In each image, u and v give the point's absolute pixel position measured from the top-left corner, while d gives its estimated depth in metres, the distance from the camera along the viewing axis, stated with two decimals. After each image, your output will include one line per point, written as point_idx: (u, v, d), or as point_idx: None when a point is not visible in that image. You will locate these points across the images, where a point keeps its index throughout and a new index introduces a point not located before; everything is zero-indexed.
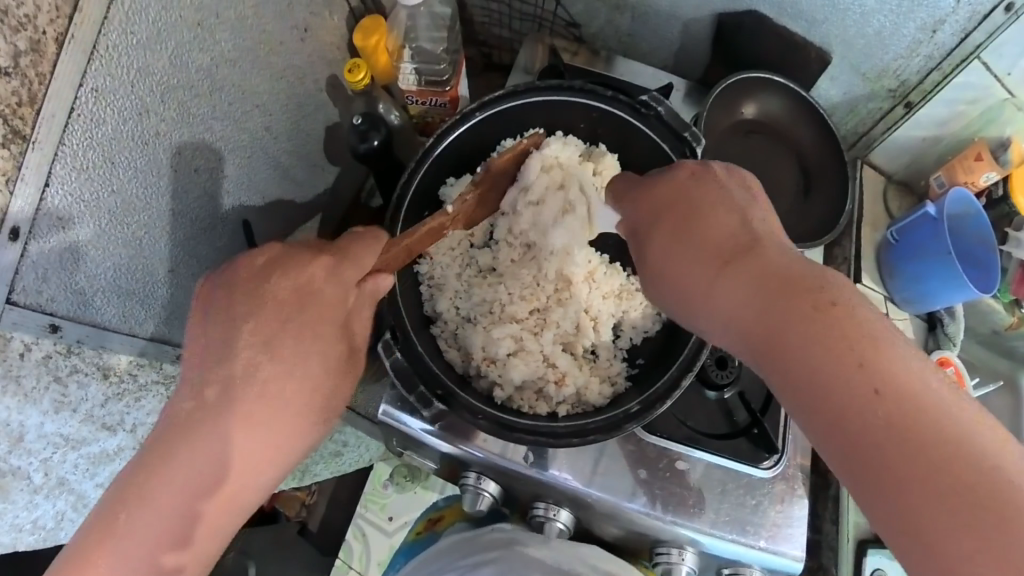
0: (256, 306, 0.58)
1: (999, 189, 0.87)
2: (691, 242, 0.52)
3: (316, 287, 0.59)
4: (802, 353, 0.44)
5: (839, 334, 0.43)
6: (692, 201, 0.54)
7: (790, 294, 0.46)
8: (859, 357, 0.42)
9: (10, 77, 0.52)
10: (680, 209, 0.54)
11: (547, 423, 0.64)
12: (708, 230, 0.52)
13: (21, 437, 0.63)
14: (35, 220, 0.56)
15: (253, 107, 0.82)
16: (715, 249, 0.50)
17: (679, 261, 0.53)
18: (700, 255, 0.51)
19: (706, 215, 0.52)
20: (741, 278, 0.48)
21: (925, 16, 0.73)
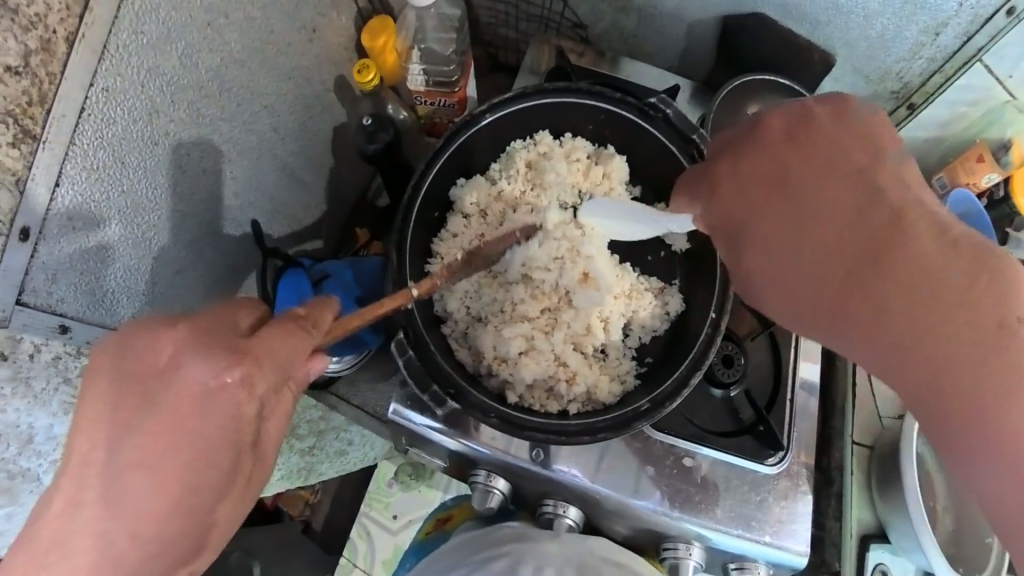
0: (153, 402, 0.45)
1: (1000, 191, 0.88)
2: (811, 221, 0.48)
3: (220, 400, 0.46)
4: (952, 327, 0.42)
5: (973, 300, 0.42)
6: (820, 155, 0.50)
7: (930, 266, 0.43)
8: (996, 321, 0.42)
9: (20, 76, 0.51)
10: (805, 161, 0.50)
11: (558, 421, 0.64)
12: (830, 202, 0.48)
13: (30, 438, 0.63)
14: (46, 220, 0.55)
15: (261, 108, 0.82)
16: (841, 223, 0.47)
17: (795, 239, 0.49)
18: (820, 234, 0.48)
19: (822, 185, 0.48)
20: (870, 259, 0.45)
21: (928, 19, 0.74)
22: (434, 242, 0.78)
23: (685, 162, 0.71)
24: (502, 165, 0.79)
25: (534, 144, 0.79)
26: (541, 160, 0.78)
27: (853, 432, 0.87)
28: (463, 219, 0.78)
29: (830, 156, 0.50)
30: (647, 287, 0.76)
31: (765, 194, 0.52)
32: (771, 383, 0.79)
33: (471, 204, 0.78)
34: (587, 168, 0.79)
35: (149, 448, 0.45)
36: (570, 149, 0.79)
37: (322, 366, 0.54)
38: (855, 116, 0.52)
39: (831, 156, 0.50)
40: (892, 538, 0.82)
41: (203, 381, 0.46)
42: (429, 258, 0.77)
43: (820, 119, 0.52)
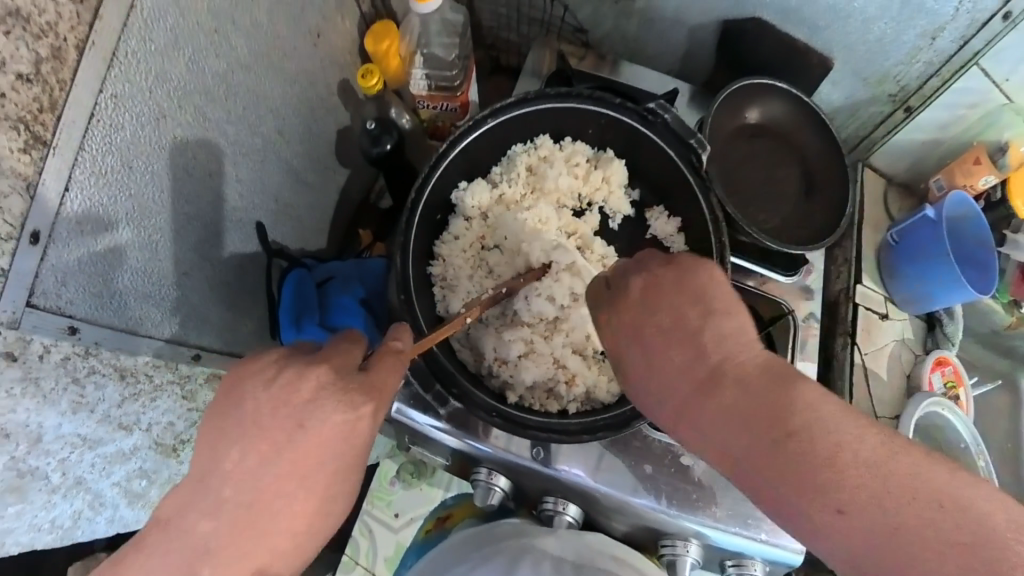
0: (298, 428, 0.51)
1: (998, 193, 0.89)
2: (656, 370, 0.52)
3: (357, 431, 0.52)
4: (783, 471, 0.44)
5: (790, 443, 0.45)
6: (674, 306, 0.53)
7: (754, 416, 0.46)
8: (821, 459, 0.43)
9: (32, 83, 0.52)
10: (664, 311, 0.53)
11: (558, 421, 0.65)
12: (664, 353, 0.52)
13: (39, 438, 0.64)
14: (55, 225, 0.56)
15: (267, 112, 0.83)
16: (681, 375, 0.51)
17: (651, 374, 0.53)
18: (665, 383, 0.52)
19: (661, 337, 0.52)
20: (706, 403, 0.49)
21: (925, 23, 0.75)
22: (436, 244, 0.79)
23: (683, 166, 0.72)
24: (504, 169, 0.80)
25: (535, 148, 0.80)
26: (542, 164, 0.79)
27: None
28: (465, 222, 0.79)
29: (668, 308, 0.53)
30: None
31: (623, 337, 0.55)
32: None
33: (473, 207, 0.78)
34: (587, 172, 0.80)
35: (287, 468, 0.51)
36: (570, 153, 0.80)
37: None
38: (692, 271, 0.54)
39: (671, 307, 0.53)
40: None
41: (341, 415, 0.51)
42: (432, 260, 0.79)
43: (666, 269, 0.55)
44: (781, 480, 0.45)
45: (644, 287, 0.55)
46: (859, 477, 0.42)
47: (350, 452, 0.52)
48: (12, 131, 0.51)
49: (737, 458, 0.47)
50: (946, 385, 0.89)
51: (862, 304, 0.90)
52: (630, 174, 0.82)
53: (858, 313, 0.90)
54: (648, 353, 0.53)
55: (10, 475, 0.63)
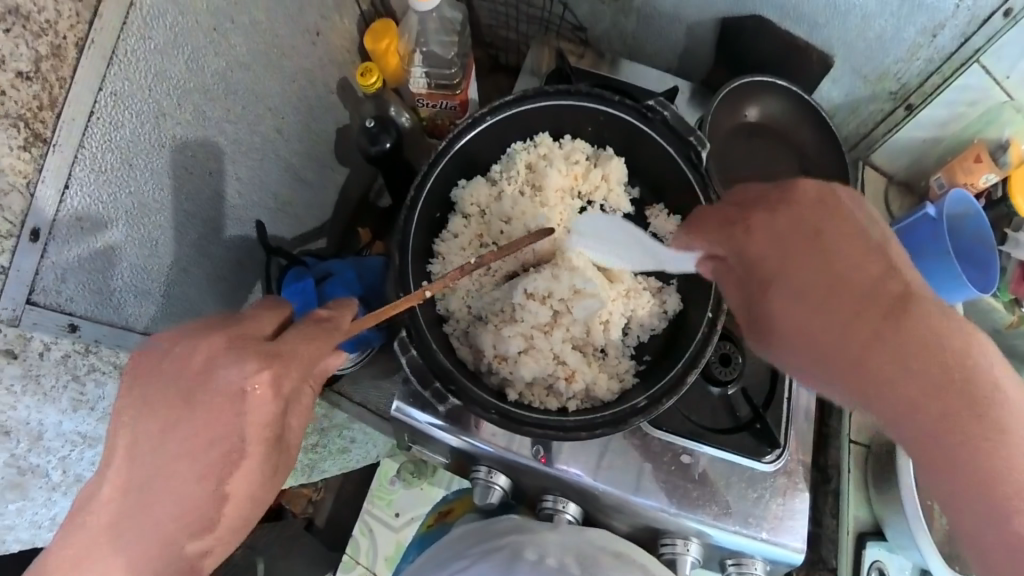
0: (190, 404, 0.50)
1: (998, 191, 0.89)
2: (805, 286, 0.51)
3: (255, 404, 0.50)
4: (924, 394, 0.45)
5: (940, 364, 0.45)
6: (818, 239, 0.52)
7: (914, 340, 0.46)
8: (965, 386, 0.45)
9: (32, 81, 0.52)
10: (813, 247, 0.52)
11: (556, 417, 0.65)
12: (847, 269, 0.50)
13: (39, 435, 0.64)
14: (55, 222, 0.57)
15: (265, 110, 0.83)
16: (831, 288, 0.50)
17: (807, 302, 0.51)
18: (822, 296, 0.50)
19: (824, 252, 0.51)
20: (876, 330, 0.47)
21: (926, 20, 0.75)
22: (436, 242, 0.79)
23: (683, 163, 0.72)
24: (503, 167, 0.80)
25: (534, 146, 0.80)
26: (541, 161, 0.79)
27: (851, 431, 0.87)
28: (463, 220, 0.79)
29: (835, 232, 0.52)
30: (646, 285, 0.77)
31: (774, 249, 0.54)
32: (769, 382, 0.79)
33: (471, 204, 0.79)
34: (587, 170, 0.80)
35: (190, 441, 0.50)
36: (569, 151, 0.80)
37: (340, 360, 0.58)
38: (841, 204, 0.54)
39: (827, 231, 0.52)
40: (889, 535, 0.82)
41: (237, 388, 0.50)
42: (431, 258, 0.79)
43: (842, 197, 0.55)
44: (919, 406, 0.45)
45: (793, 220, 0.54)
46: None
47: (254, 422, 0.51)
48: (13, 129, 0.51)
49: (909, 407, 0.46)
50: None
51: None
52: (630, 172, 0.81)
53: None
54: (798, 292, 0.52)
55: (11, 473, 0.64)
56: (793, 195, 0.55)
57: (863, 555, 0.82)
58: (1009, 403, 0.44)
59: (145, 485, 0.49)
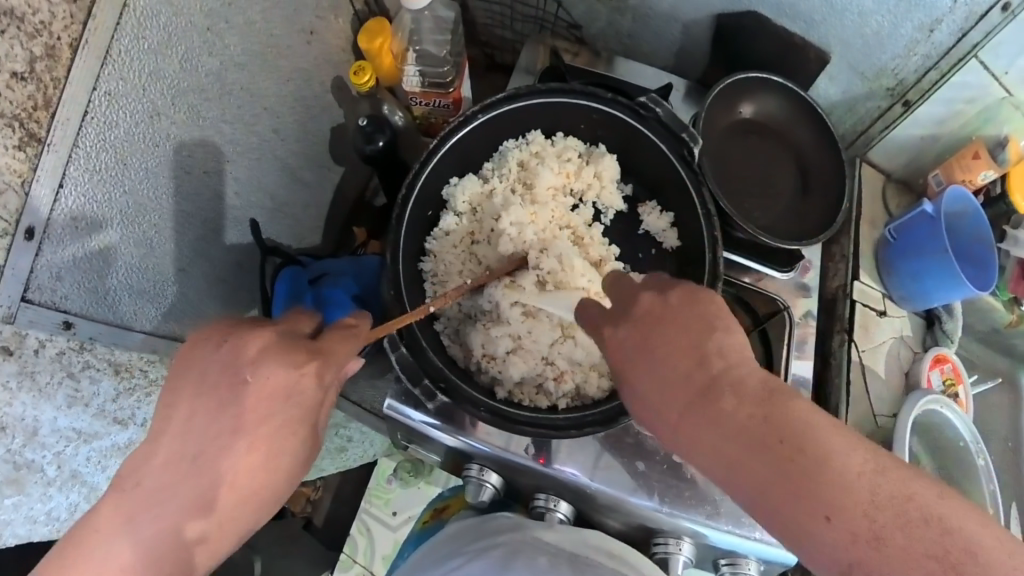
0: (239, 387, 0.51)
1: (997, 188, 0.88)
2: (657, 397, 0.50)
3: (304, 385, 0.52)
4: (770, 491, 0.43)
5: (785, 459, 0.43)
6: (659, 333, 0.51)
7: (759, 446, 0.44)
8: (809, 474, 0.42)
9: (26, 82, 0.54)
10: (655, 346, 0.51)
11: (547, 415, 0.65)
12: (675, 377, 0.49)
13: (35, 431, 0.65)
14: (50, 221, 0.57)
15: (261, 110, 0.84)
16: (679, 401, 0.48)
17: (660, 401, 0.49)
18: (664, 406, 0.49)
19: (663, 362, 0.50)
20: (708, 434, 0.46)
21: (923, 16, 0.74)
22: (428, 240, 0.79)
23: (676, 160, 0.72)
24: (495, 165, 0.80)
25: (527, 144, 0.80)
26: (533, 159, 0.79)
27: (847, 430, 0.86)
28: (455, 218, 0.79)
29: (659, 342, 0.51)
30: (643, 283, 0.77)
31: (622, 357, 0.53)
32: None
33: (463, 202, 0.79)
34: (579, 168, 0.80)
35: (236, 423, 0.50)
36: (562, 149, 0.80)
37: (358, 365, 0.58)
38: (687, 293, 0.53)
39: (673, 328, 0.51)
40: None
41: (286, 371, 0.51)
42: (423, 256, 0.79)
43: (674, 299, 0.52)
44: (773, 501, 0.43)
45: (644, 315, 0.53)
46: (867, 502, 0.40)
47: (299, 405, 0.52)
48: (8, 129, 0.53)
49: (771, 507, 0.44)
50: (944, 382, 0.88)
51: (861, 301, 0.88)
52: (623, 170, 0.81)
53: (856, 310, 0.88)
54: (664, 391, 0.49)
55: (7, 468, 0.65)
56: (631, 304, 0.55)
57: None
58: (851, 489, 0.41)
59: (171, 456, 0.49)
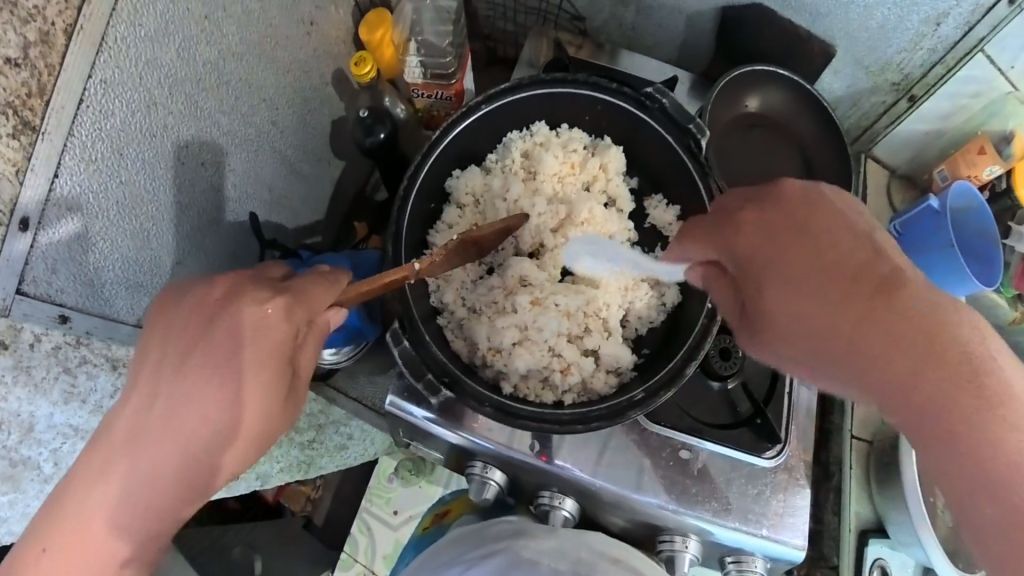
0: (202, 328, 0.52)
1: (1002, 183, 0.86)
2: (813, 290, 0.50)
3: (271, 323, 0.54)
4: (924, 384, 0.45)
5: (946, 351, 0.45)
6: (817, 238, 0.51)
7: (914, 346, 0.45)
8: (972, 372, 0.44)
9: (20, 68, 0.51)
10: (812, 250, 0.51)
11: (552, 410, 0.64)
12: (834, 276, 0.49)
13: (31, 427, 0.64)
14: (45, 211, 0.56)
15: (259, 102, 0.83)
16: (837, 293, 0.49)
17: (810, 301, 0.50)
18: (826, 297, 0.49)
19: (833, 254, 0.50)
20: (870, 332, 0.47)
21: (929, 9, 0.74)
22: (430, 234, 0.78)
23: (682, 152, 0.71)
24: (498, 156, 0.80)
25: (531, 135, 0.79)
26: (537, 149, 0.78)
27: (853, 427, 0.85)
28: (458, 210, 0.79)
29: (814, 242, 0.51)
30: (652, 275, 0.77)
31: (780, 252, 0.52)
32: (770, 377, 0.78)
33: (465, 194, 0.79)
34: (584, 159, 0.80)
35: (204, 362, 0.52)
36: (567, 140, 0.79)
37: (340, 317, 0.60)
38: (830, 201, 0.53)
39: (831, 234, 0.51)
40: (891, 533, 0.81)
41: (251, 310, 0.53)
42: (426, 250, 0.78)
43: (828, 197, 0.54)
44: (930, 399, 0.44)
45: (795, 220, 0.52)
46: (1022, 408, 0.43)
47: (270, 343, 0.54)
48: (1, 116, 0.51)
49: (927, 412, 0.44)
50: None
51: None
52: (628, 163, 0.81)
53: None
54: (798, 295, 0.50)
55: (2, 465, 0.64)
56: (782, 205, 0.54)
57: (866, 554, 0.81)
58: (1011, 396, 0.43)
59: (164, 412, 0.52)
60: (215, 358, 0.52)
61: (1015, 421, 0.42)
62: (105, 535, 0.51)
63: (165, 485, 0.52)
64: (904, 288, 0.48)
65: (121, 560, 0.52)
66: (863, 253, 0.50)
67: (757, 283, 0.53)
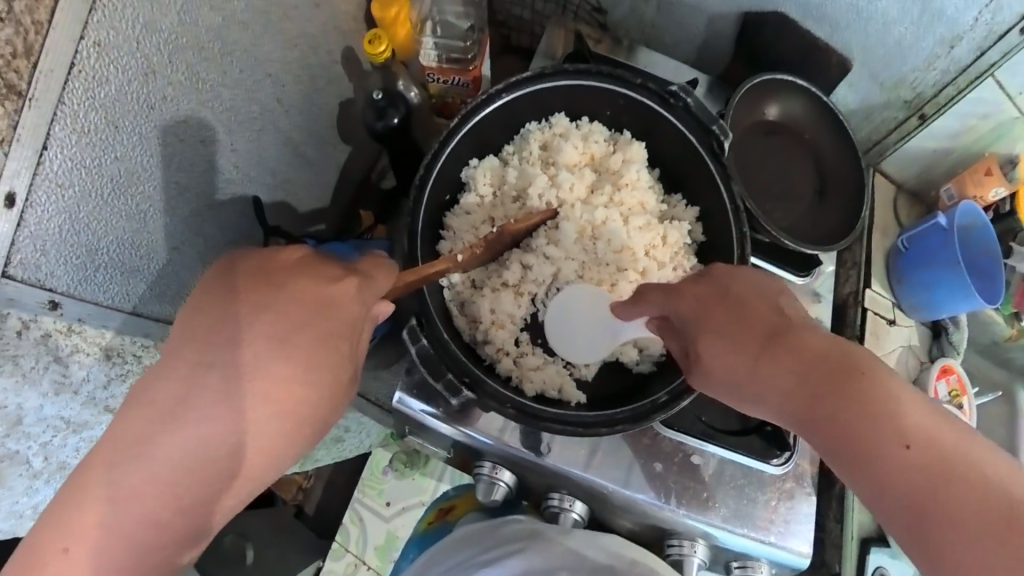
0: (262, 303, 0.51)
1: (1006, 206, 0.90)
2: (736, 340, 0.55)
3: (340, 300, 0.54)
4: (845, 409, 0.48)
5: (849, 383, 0.49)
6: (729, 305, 0.57)
7: (826, 387, 0.50)
8: (877, 406, 0.47)
9: (3, 23, 0.47)
10: (722, 313, 0.56)
11: (575, 413, 0.63)
12: (747, 332, 0.55)
13: (19, 420, 0.60)
14: (34, 186, 0.52)
15: (265, 76, 0.78)
16: (755, 342, 0.54)
17: (725, 346, 0.55)
18: (738, 351, 0.54)
19: (744, 312, 0.56)
20: (772, 375, 0.52)
21: (944, 30, 0.75)
22: (446, 215, 0.76)
23: (705, 153, 0.70)
24: (516, 147, 0.78)
25: (549, 127, 0.77)
26: (556, 140, 0.77)
27: None
28: (477, 199, 0.76)
29: (724, 303, 0.57)
30: (686, 247, 0.77)
31: (696, 318, 0.57)
32: None
33: (484, 184, 0.76)
34: (604, 154, 0.78)
35: (255, 339, 0.50)
36: (587, 134, 0.78)
37: (389, 309, 0.58)
38: (739, 279, 0.59)
39: (742, 302, 0.57)
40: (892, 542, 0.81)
41: (320, 286, 0.53)
42: (442, 232, 0.76)
43: (735, 274, 0.60)
44: (848, 430, 0.48)
45: (706, 293, 0.58)
46: (952, 454, 0.45)
47: (337, 322, 0.53)
48: None
49: (858, 440, 0.47)
50: (951, 394, 0.87)
51: (872, 309, 0.90)
52: (650, 157, 0.79)
53: (868, 319, 0.89)
54: (724, 348, 0.55)
55: None
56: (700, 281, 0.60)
57: (865, 563, 0.80)
58: (927, 433, 0.46)
59: (178, 385, 0.48)
60: (241, 330, 0.50)
61: (949, 471, 0.44)
62: (110, 523, 0.46)
63: (179, 470, 0.47)
64: (804, 334, 0.53)
65: (118, 560, 0.46)
66: (770, 310, 0.56)
67: (684, 329, 0.58)
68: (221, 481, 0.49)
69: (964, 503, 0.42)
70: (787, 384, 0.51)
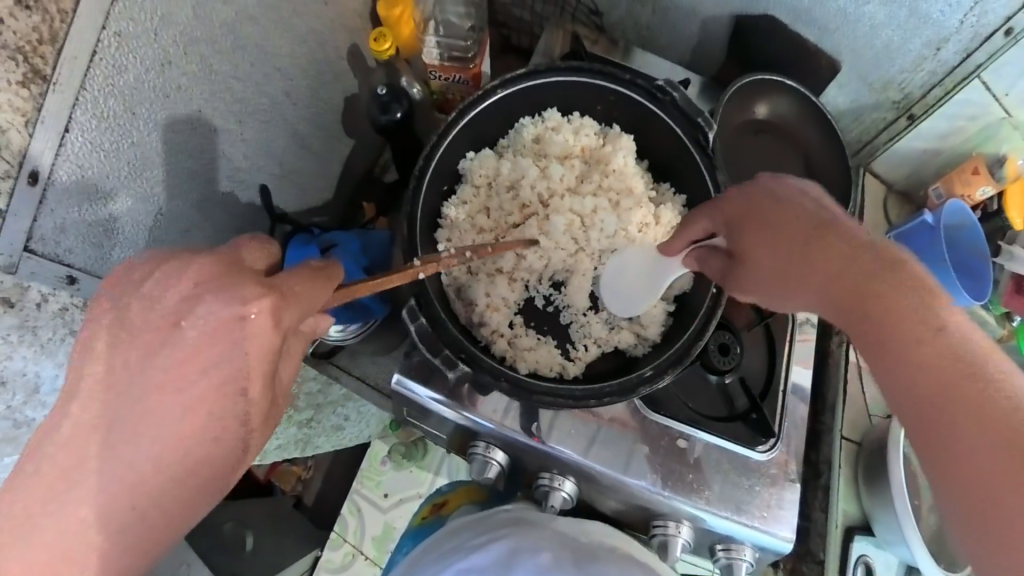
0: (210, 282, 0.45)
1: (994, 205, 0.93)
2: (779, 240, 0.55)
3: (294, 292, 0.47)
4: (872, 301, 0.47)
5: (886, 283, 0.47)
6: (777, 207, 0.56)
7: (856, 279, 0.48)
8: (914, 307, 0.45)
9: (31, 10, 0.50)
10: (768, 213, 0.56)
11: (563, 386, 0.66)
12: (791, 230, 0.54)
13: (36, 389, 0.63)
14: (56, 164, 0.55)
15: (273, 70, 0.82)
16: (793, 231, 0.54)
17: (770, 244, 0.55)
18: (780, 247, 0.54)
19: (790, 212, 0.55)
20: (806, 268, 0.52)
21: (932, 33, 0.77)
22: (444, 204, 0.79)
23: (691, 145, 0.73)
24: (510, 140, 0.81)
25: (542, 121, 0.80)
26: (550, 133, 0.80)
27: (843, 427, 0.87)
28: (473, 189, 0.80)
29: (769, 207, 0.56)
30: None
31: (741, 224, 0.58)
32: (766, 374, 0.81)
33: (480, 175, 0.80)
34: (596, 146, 0.81)
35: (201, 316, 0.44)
36: (579, 128, 0.81)
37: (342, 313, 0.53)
38: (791, 185, 0.58)
39: (790, 205, 0.55)
40: (876, 531, 0.82)
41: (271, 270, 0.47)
42: (439, 221, 0.79)
43: (782, 182, 0.58)
44: (870, 322, 0.46)
45: (750, 201, 0.58)
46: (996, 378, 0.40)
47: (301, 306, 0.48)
48: (10, 62, 0.50)
49: (882, 333, 0.45)
50: None
51: None
52: (639, 150, 0.82)
53: None
54: (768, 246, 0.56)
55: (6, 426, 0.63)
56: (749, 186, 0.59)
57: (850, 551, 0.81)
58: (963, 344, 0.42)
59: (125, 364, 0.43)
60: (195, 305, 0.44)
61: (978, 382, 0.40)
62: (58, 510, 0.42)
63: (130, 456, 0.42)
64: (848, 234, 0.51)
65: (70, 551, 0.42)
66: (817, 212, 0.55)
67: (734, 237, 0.59)
68: (185, 495, 0.44)
69: (981, 399, 0.39)
70: (815, 281, 0.51)
